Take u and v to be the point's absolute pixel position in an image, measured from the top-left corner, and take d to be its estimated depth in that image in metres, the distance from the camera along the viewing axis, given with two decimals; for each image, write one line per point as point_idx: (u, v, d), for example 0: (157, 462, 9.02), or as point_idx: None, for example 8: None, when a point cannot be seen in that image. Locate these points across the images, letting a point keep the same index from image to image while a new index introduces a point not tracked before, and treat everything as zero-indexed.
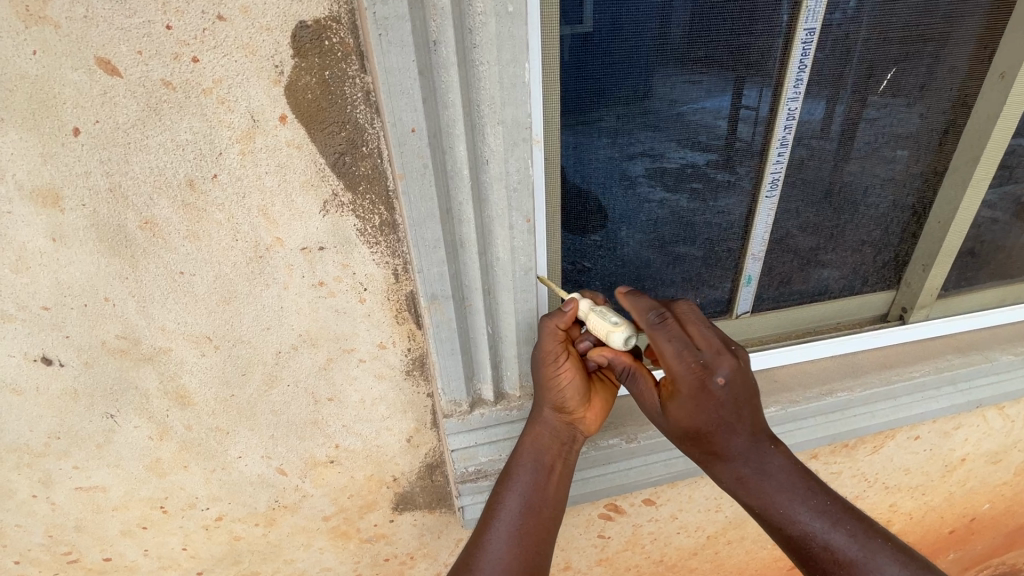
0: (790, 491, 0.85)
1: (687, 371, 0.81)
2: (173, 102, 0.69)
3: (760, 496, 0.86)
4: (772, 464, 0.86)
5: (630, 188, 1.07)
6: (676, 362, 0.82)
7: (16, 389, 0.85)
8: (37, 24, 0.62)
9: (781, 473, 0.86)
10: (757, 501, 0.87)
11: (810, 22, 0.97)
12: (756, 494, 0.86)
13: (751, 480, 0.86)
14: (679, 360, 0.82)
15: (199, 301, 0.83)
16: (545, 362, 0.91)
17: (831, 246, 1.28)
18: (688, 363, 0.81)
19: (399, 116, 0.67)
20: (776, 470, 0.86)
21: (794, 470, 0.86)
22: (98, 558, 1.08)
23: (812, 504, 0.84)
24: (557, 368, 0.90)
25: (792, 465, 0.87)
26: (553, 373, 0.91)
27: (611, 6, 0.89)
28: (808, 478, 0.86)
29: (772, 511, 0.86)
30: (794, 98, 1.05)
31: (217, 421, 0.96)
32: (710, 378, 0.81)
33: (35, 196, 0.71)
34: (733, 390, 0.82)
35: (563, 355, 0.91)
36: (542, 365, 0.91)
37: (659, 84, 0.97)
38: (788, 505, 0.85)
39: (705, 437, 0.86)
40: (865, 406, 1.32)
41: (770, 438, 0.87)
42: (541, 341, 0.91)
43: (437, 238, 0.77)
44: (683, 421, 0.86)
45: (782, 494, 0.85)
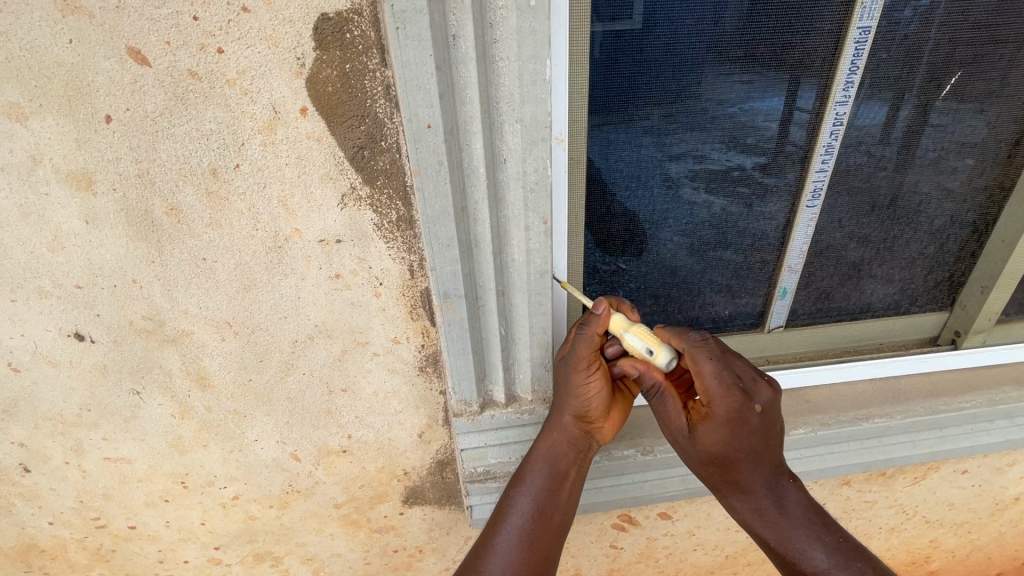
0: (805, 527, 0.82)
1: (726, 393, 0.78)
2: (199, 92, 0.70)
3: (774, 530, 0.83)
4: (789, 498, 0.84)
5: (659, 192, 1.03)
6: (715, 384, 0.78)
7: (51, 360, 0.90)
8: (73, 13, 0.64)
9: (796, 509, 0.83)
10: (772, 535, 0.84)
11: (865, 20, 0.90)
12: (772, 528, 0.84)
13: (767, 514, 0.84)
14: (719, 383, 0.78)
15: (221, 287, 0.85)
16: (575, 369, 0.88)
17: (877, 262, 1.19)
18: (726, 387, 0.78)
19: (414, 111, 0.66)
20: (791, 505, 0.84)
21: (809, 508, 0.84)
22: (124, 526, 1.13)
23: (828, 544, 0.81)
24: (586, 376, 0.88)
25: (809, 501, 0.85)
26: (580, 382, 0.89)
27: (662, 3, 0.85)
28: (822, 517, 0.83)
29: (787, 545, 0.83)
30: (843, 101, 0.97)
31: (235, 403, 0.99)
32: (749, 405, 0.78)
33: (69, 179, 0.74)
34: (766, 420, 0.80)
35: (595, 364, 0.88)
36: (572, 372, 0.88)
37: (708, 85, 0.92)
38: (806, 543, 0.81)
39: (728, 463, 0.83)
40: (905, 435, 1.24)
41: (789, 472, 0.85)
42: (574, 347, 0.88)
43: (450, 236, 0.76)
44: (711, 444, 0.82)
45: (798, 530, 0.82)
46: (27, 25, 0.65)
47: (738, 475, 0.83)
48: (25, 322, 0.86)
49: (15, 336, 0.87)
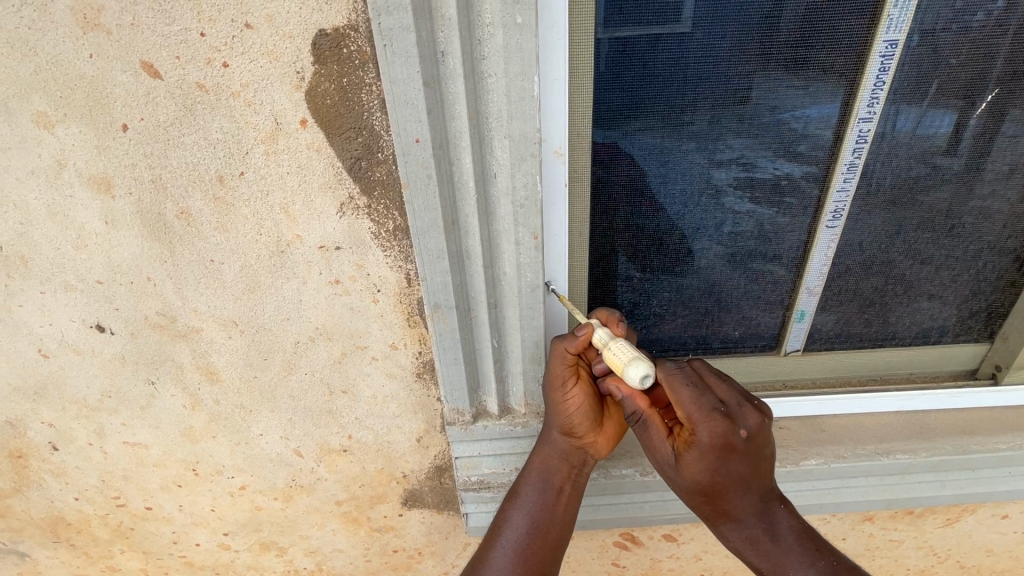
0: (799, 559, 0.77)
1: (709, 419, 0.75)
2: (206, 103, 0.74)
3: (765, 559, 0.79)
4: (781, 524, 0.80)
5: (664, 208, 0.99)
6: (696, 410, 0.76)
7: (76, 349, 0.96)
8: (93, 30, 0.69)
9: (786, 538, 0.79)
10: (762, 562, 0.79)
11: (892, 32, 0.85)
12: (762, 556, 0.79)
13: (756, 540, 0.79)
14: (699, 410, 0.76)
15: (227, 287, 0.89)
16: (552, 386, 0.88)
17: (904, 288, 1.12)
18: (709, 414, 0.75)
19: (403, 126, 0.68)
20: (782, 534, 0.79)
21: (801, 539, 0.79)
22: (141, 506, 1.20)
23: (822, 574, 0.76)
24: (562, 393, 0.87)
25: (802, 526, 0.80)
26: (558, 399, 0.88)
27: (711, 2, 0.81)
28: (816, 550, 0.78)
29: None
30: (867, 118, 0.92)
31: (241, 398, 1.03)
32: (733, 432, 0.75)
33: (91, 182, 0.80)
34: (754, 446, 0.76)
35: (571, 380, 0.88)
36: (550, 389, 0.88)
37: (749, 91, 0.88)
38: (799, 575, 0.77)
39: (715, 491, 0.78)
40: (932, 473, 1.16)
41: (780, 495, 0.81)
42: (550, 363, 0.88)
43: (440, 248, 0.77)
44: (693, 473, 0.78)
45: (790, 561, 0.78)
46: (53, 41, 0.70)
47: (723, 504, 0.79)
48: (54, 313, 0.92)
49: (44, 325, 0.93)
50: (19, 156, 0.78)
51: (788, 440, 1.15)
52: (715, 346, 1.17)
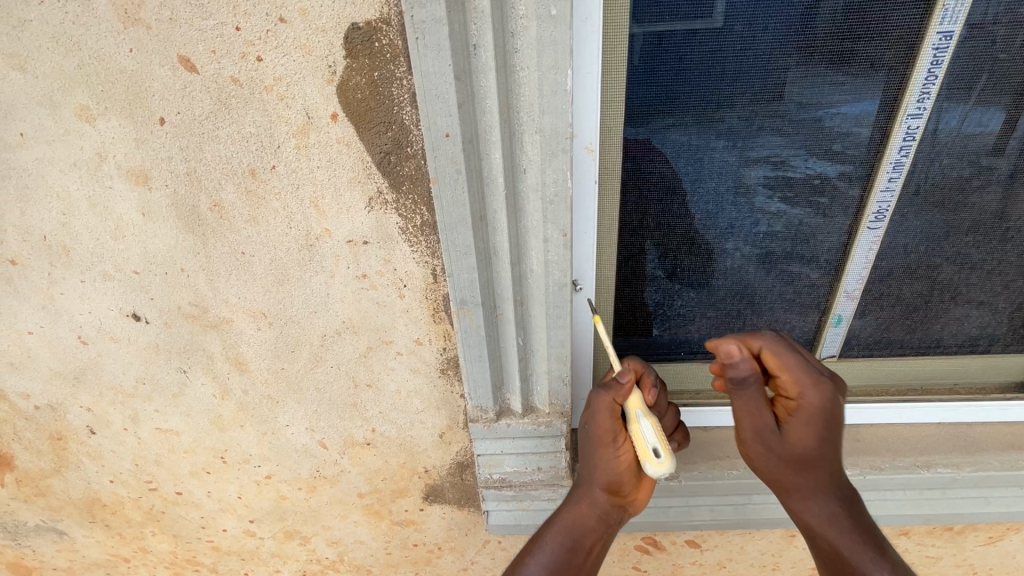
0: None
1: (817, 380, 0.76)
2: (240, 97, 0.75)
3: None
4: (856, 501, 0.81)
5: (696, 207, 0.97)
6: (805, 373, 0.77)
7: (113, 336, 0.99)
8: (133, 25, 0.71)
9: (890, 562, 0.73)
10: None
11: (947, 23, 0.80)
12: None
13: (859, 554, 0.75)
14: (808, 375, 0.76)
15: (257, 279, 0.90)
16: (602, 441, 0.84)
17: (950, 294, 1.07)
18: (817, 379, 0.76)
19: (433, 120, 0.67)
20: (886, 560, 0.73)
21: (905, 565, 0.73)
22: (173, 491, 1.23)
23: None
24: (612, 451, 0.84)
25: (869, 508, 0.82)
26: (607, 455, 0.85)
27: None
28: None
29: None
30: (916, 114, 0.88)
31: (269, 389, 1.04)
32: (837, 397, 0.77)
33: (130, 174, 0.82)
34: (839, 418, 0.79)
35: (620, 438, 0.84)
36: (598, 443, 0.84)
37: (790, 86, 0.85)
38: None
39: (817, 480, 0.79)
40: (976, 489, 1.10)
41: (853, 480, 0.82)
42: (595, 417, 0.84)
43: (467, 244, 0.76)
44: (791, 452, 0.79)
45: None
46: (96, 36, 0.72)
47: (822, 496, 0.79)
48: (93, 301, 0.95)
49: (83, 313, 0.96)
50: (62, 148, 0.80)
51: None
52: None
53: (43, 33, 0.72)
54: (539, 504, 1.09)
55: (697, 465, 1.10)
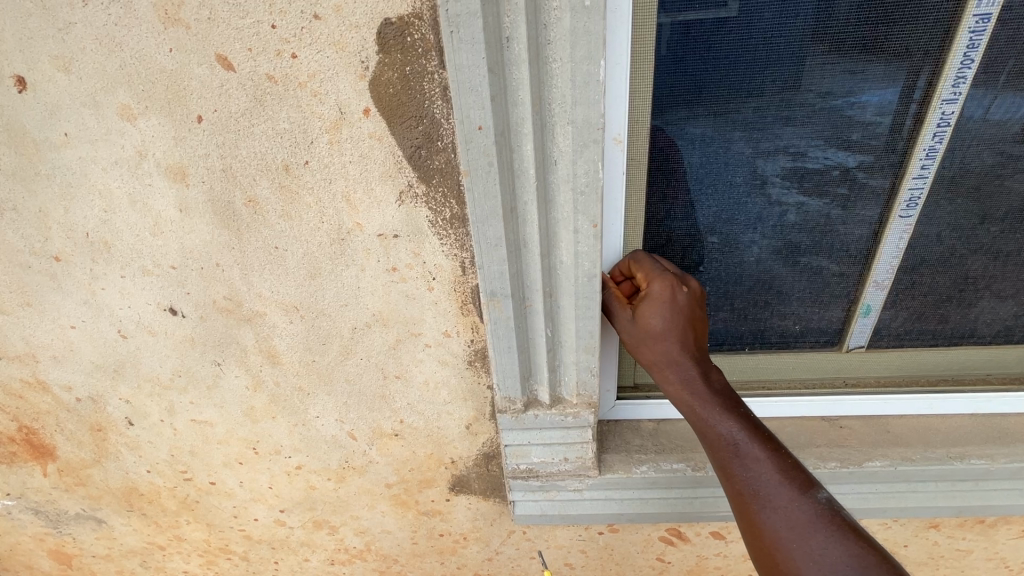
0: (829, 529, 0.72)
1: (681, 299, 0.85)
2: (275, 94, 0.76)
3: (791, 521, 0.74)
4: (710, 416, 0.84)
5: (723, 197, 0.96)
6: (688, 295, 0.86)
7: (151, 330, 1.02)
8: (173, 25, 0.72)
9: (816, 502, 0.75)
10: (783, 522, 0.74)
11: (984, 6, 0.79)
12: (788, 522, 0.74)
13: (785, 495, 0.76)
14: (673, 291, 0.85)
15: (290, 274, 0.92)
16: None
17: (984, 283, 1.05)
18: (682, 295, 0.85)
19: (466, 113, 0.68)
20: (810, 501, 0.75)
21: (832, 508, 0.74)
22: (206, 481, 1.26)
23: (855, 553, 0.70)
24: None
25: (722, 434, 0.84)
26: None
27: None
28: (853, 525, 0.73)
29: (799, 558, 0.72)
30: (951, 99, 0.86)
31: (300, 381, 1.06)
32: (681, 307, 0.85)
33: (168, 171, 0.84)
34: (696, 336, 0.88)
35: None
36: None
37: (819, 73, 0.84)
38: (824, 548, 0.71)
39: (742, 423, 0.81)
40: (1010, 480, 1.09)
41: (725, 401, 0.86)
42: None
43: (498, 236, 0.77)
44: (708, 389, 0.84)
45: (816, 532, 0.72)
46: (137, 36, 0.74)
47: (749, 440, 0.80)
48: (132, 296, 0.98)
49: (123, 307, 0.99)
50: (104, 147, 0.83)
51: (850, 440, 1.11)
52: (773, 341, 1.13)
53: (87, 34, 0.74)
54: (564, 494, 1.12)
55: None
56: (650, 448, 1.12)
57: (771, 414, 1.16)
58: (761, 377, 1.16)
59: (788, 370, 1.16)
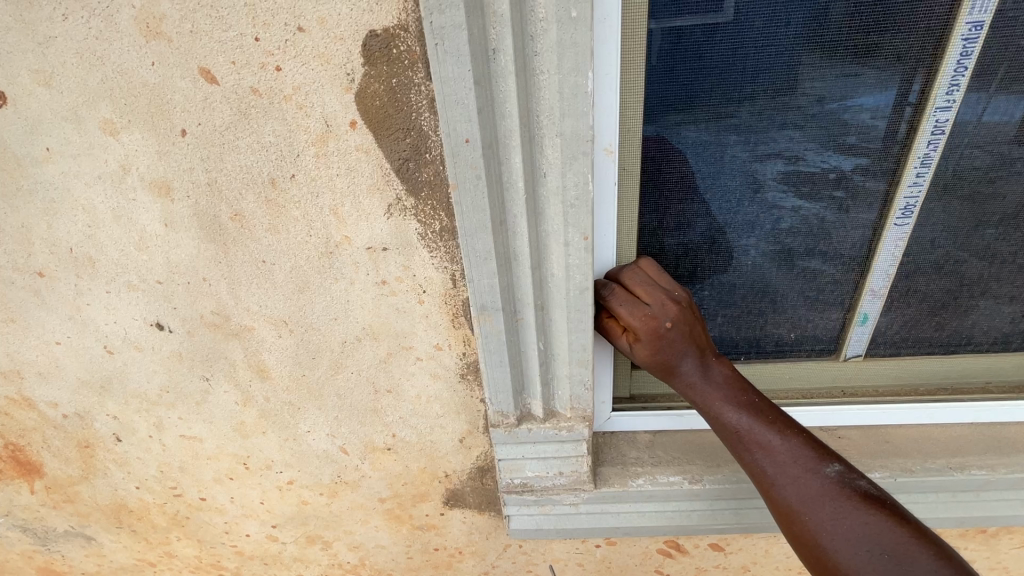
0: (841, 500, 0.73)
1: (662, 330, 0.82)
2: (260, 107, 0.75)
3: (803, 496, 0.75)
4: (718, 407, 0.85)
5: (716, 207, 0.95)
6: (670, 319, 0.83)
7: (137, 345, 1.00)
8: (154, 38, 0.71)
9: (826, 476, 0.76)
10: (795, 497, 0.76)
11: (976, 14, 0.78)
12: (801, 497, 0.75)
13: (794, 472, 0.77)
14: (652, 323, 0.82)
15: (278, 288, 0.91)
16: None
17: (980, 290, 1.04)
18: (662, 324, 0.82)
19: (453, 126, 0.67)
20: (821, 475, 0.76)
21: (844, 478, 0.75)
22: (196, 497, 1.24)
23: (870, 521, 0.71)
24: None
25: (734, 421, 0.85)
26: None
27: None
28: (867, 492, 0.74)
29: (817, 531, 0.73)
30: (945, 106, 0.86)
31: (290, 396, 1.05)
32: (666, 331, 0.82)
33: (152, 186, 0.82)
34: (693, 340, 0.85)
35: None
36: None
37: (811, 81, 0.83)
38: (839, 518, 0.72)
39: (746, 409, 0.83)
40: (1012, 490, 1.07)
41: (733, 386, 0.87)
42: None
43: (488, 250, 0.76)
44: (710, 381, 0.84)
45: (828, 504, 0.73)
46: (119, 50, 0.72)
47: (754, 425, 0.81)
48: (118, 311, 0.96)
49: (109, 323, 0.98)
50: (87, 162, 0.81)
51: (849, 451, 1.09)
52: (769, 350, 1.12)
53: (68, 48, 0.73)
54: (560, 508, 1.10)
55: (722, 468, 1.07)
56: (646, 461, 1.10)
57: None
58: (759, 387, 1.15)
59: (786, 380, 1.14)
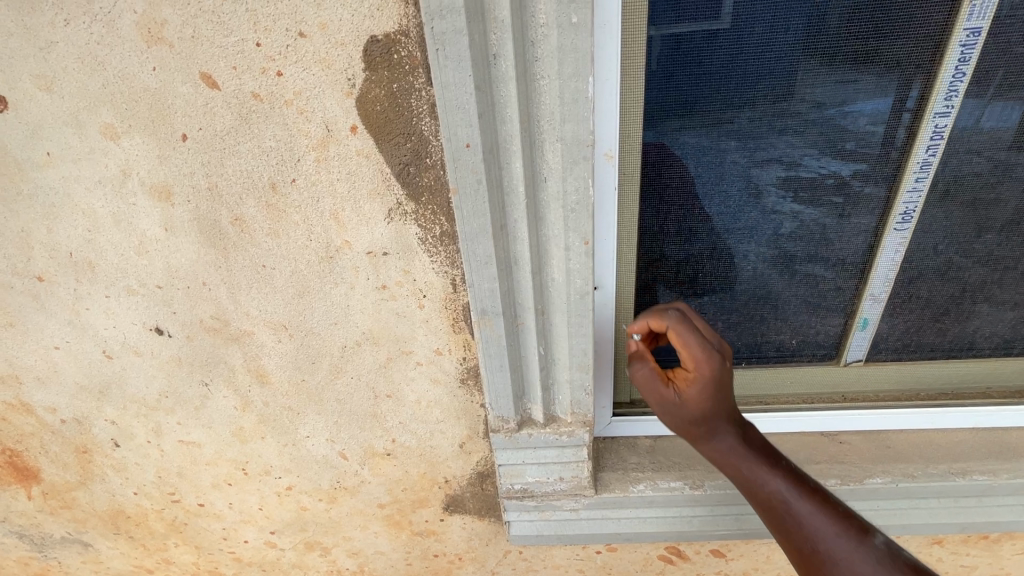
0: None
1: (720, 376, 0.78)
2: (261, 112, 0.75)
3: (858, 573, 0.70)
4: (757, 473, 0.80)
5: (716, 212, 0.95)
6: (725, 367, 0.79)
7: (136, 350, 1.00)
8: (155, 43, 0.72)
9: (875, 548, 0.72)
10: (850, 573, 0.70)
11: (975, 20, 0.79)
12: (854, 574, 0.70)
13: (844, 545, 0.72)
14: (713, 370, 0.78)
15: (278, 292, 0.91)
16: None
17: (980, 295, 1.04)
18: (721, 371, 0.78)
19: (454, 131, 0.67)
20: (871, 548, 0.72)
21: (894, 551, 0.71)
22: (195, 502, 1.23)
23: None
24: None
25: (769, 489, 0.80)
26: None
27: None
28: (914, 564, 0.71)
29: None
30: (944, 112, 0.86)
31: (290, 401, 1.04)
32: (722, 379, 0.78)
33: (153, 191, 0.82)
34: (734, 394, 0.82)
35: None
36: None
37: (810, 86, 0.84)
38: None
39: (786, 474, 0.78)
40: (1014, 496, 1.07)
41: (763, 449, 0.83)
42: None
43: (488, 254, 0.76)
44: (751, 443, 0.80)
45: None
46: (120, 55, 0.73)
47: (798, 495, 0.76)
48: (117, 316, 0.96)
49: (108, 327, 0.97)
50: (88, 166, 0.81)
51: (850, 456, 1.09)
52: (770, 354, 1.11)
53: (70, 54, 0.73)
54: (560, 514, 1.10)
55: (723, 473, 1.07)
56: (647, 466, 1.09)
57: (770, 430, 1.14)
58: (760, 392, 1.15)
59: (786, 385, 1.14)
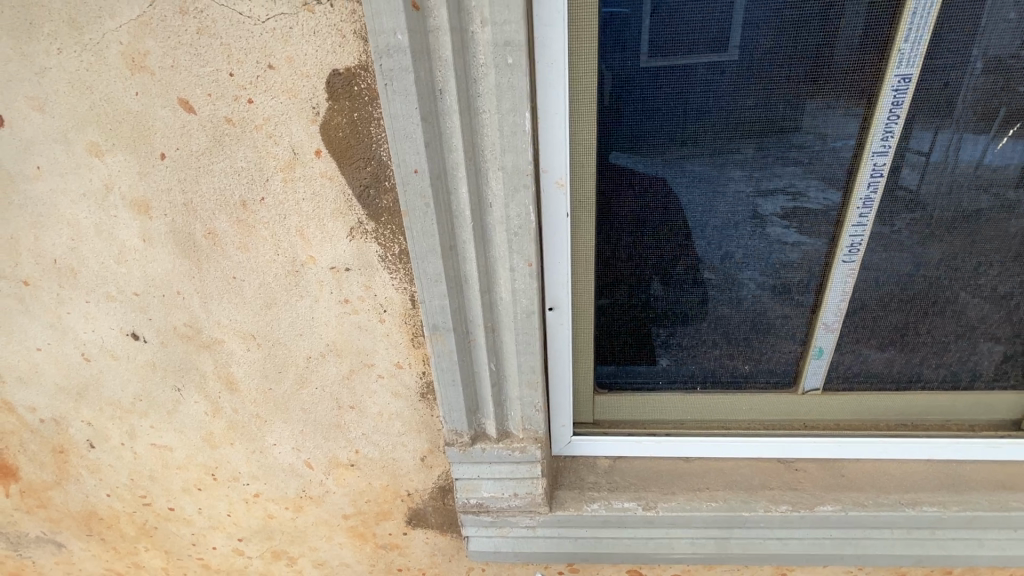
0: None
1: None
2: (233, 135, 0.81)
3: None
4: None
5: (667, 239, 0.99)
6: None
7: (113, 354, 1.05)
8: (138, 71, 0.79)
9: None
10: None
11: (904, 67, 0.84)
12: None
13: None
14: None
15: (247, 303, 0.96)
16: None
17: (929, 328, 1.06)
18: None
19: (403, 157, 0.73)
20: None
21: None
22: (166, 506, 1.26)
23: None
24: None
25: None
26: None
27: (697, 41, 0.83)
28: None
29: None
30: (881, 151, 0.91)
31: (257, 408, 1.08)
32: None
33: (132, 204, 0.89)
34: None
35: None
36: None
37: (752, 124, 0.89)
38: None
39: None
40: (968, 529, 1.07)
41: None
42: None
43: (437, 273, 0.81)
44: None
45: None
46: (107, 81, 0.80)
47: None
48: (96, 321, 1.01)
49: (88, 332, 1.03)
50: (74, 180, 0.88)
51: (804, 483, 1.10)
52: (726, 380, 1.14)
53: (61, 78, 0.80)
54: (517, 530, 1.11)
55: (676, 495, 1.08)
56: (603, 486, 1.11)
57: (727, 455, 1.16)
58: (719, 416, 1.17)
59: (743, 411, 1.16)
